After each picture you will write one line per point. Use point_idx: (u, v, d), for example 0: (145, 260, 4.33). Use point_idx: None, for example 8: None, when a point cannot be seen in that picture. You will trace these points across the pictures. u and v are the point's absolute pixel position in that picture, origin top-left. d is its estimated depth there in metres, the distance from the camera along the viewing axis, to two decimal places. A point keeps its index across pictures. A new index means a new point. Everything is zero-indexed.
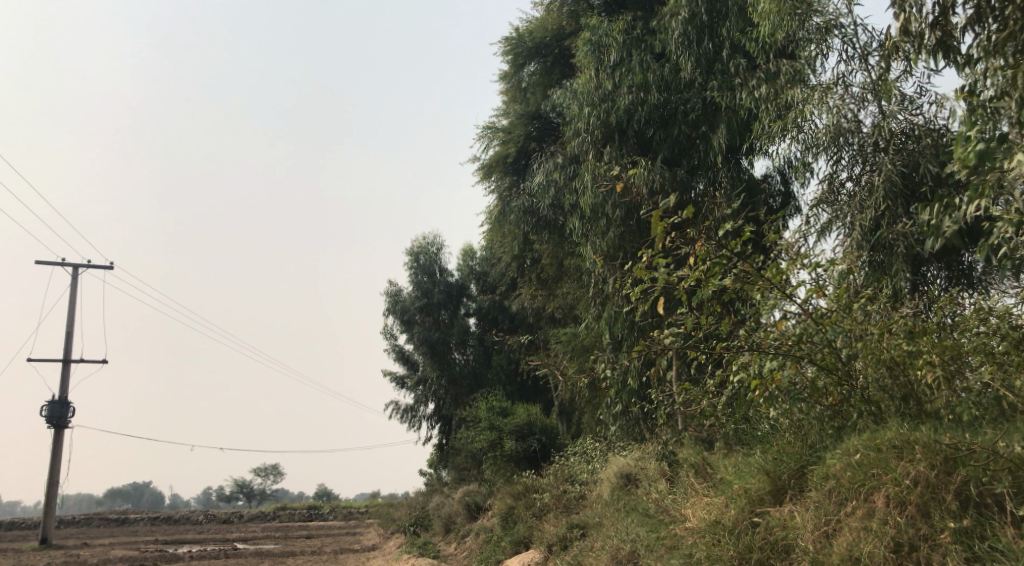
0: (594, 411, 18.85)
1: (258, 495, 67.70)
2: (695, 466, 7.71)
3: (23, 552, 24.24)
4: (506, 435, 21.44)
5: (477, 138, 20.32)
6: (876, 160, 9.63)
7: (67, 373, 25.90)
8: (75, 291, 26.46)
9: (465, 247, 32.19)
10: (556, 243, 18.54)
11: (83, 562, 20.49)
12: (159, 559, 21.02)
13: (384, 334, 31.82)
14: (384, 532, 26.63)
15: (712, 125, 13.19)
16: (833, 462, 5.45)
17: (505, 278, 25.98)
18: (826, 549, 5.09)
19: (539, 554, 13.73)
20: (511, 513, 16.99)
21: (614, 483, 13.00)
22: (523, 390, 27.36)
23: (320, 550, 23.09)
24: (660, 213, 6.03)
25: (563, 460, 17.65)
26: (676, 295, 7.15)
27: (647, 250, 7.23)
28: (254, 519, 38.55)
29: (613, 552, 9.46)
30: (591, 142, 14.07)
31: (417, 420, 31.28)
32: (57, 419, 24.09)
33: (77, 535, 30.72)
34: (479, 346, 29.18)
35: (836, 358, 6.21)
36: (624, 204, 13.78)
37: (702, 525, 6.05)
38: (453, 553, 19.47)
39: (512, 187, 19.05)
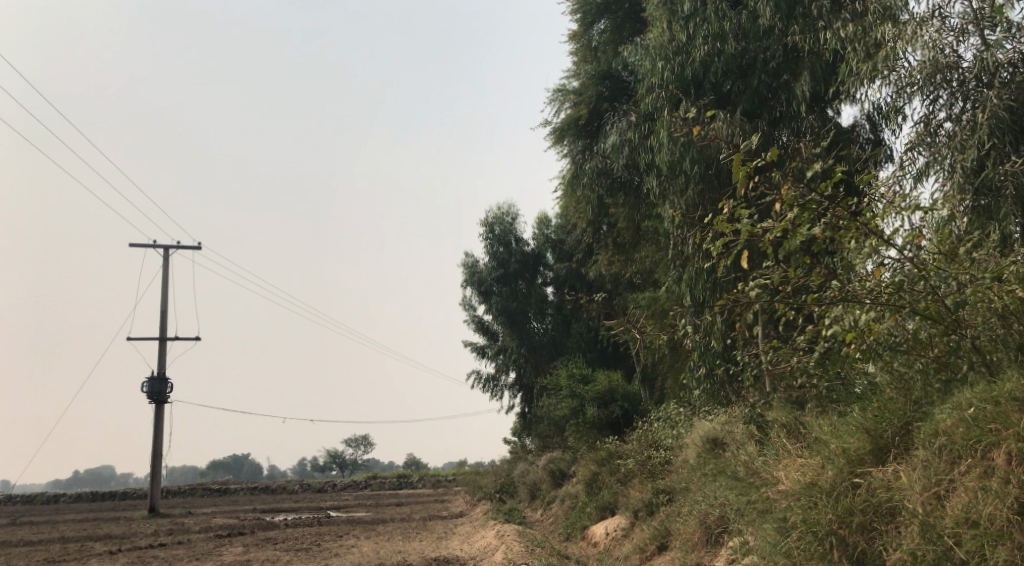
0: (677, 376, 18.40)
1: (349, 465, 69.51)
2: (788, 427, 7.35)
3: (131, 520, 25.36)
4: (588, 402, 21.21)
5: (548, 102, 19.98)
6: (979, 96, 8.89)
7: (164, 351, 26.84)
8: (167, 271, 27.32)
9: (541, 215, 31.86)
10: (632, 205, 18.07)
11: (185, 530, 21.25)
12: (256, 527, 21.63)
13: (463, 305, 31.95)
14: (470, 500, 26.86)
15: (794, 73, 12.63)
16: (943, 419, 5.02)
17: (581, 245, 25.55)
18: (938, 512, 4.68)
19: (626, 520, 13.49)
20: (595, 479, 16.81)
21: (700, 447, 12.64)
22: (604, 356, 26.96)
23: (408, 518, 23.38)
24: (742, 157, 5.58)
25: (647, 425, 17.31)
26: (760, 248, 6.71)
27: (728, 201, 6.79)
28: (346, 488, 39.52)
29: (703, 518, 9.16)
30: (665, 98, 13.47)
31: (499, 389, 31.41)
32: (157, 394, 25.01)
33: (182, 505, 31.99)
34: (558, 315, 28.71)
35: (941, 307, 5.67)
36: (703, 159, 13.16)
37: (796, 488, 5.66)
38: (539, 519, 19.44)
39: (585, 151, 18.60)
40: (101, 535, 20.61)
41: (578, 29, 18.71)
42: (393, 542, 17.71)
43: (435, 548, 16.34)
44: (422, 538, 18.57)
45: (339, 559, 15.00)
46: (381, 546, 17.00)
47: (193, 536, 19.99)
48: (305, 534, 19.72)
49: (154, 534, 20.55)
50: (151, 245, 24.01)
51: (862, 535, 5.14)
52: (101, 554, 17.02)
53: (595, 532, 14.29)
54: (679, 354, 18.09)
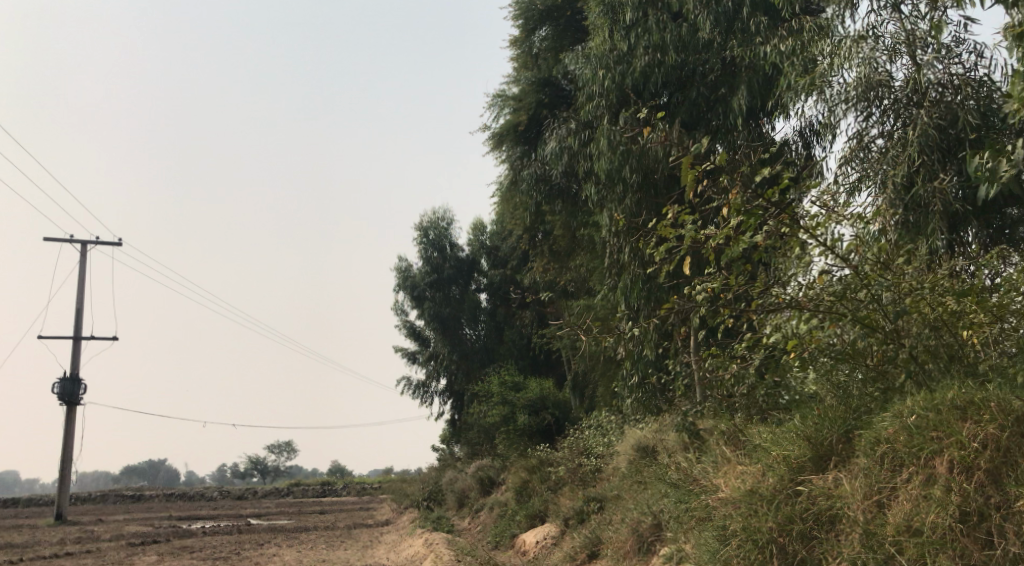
0: (608, 383, 18.42)
1: (273, 470, 68.08)
2: (727, 434, 7.37)
3: (39, 528, 24.19)
4: (519, 409, 21.06)
5: (487, 107, 19.87)
6: (910, 115, 9.08)
7: (79, 351, 25.74)
8: (84, 267, 26.22)
9: (476, 221, 31.68)
10: (569, 212, 18.05)
11: (96, 538, 20.33)
12: (172, 534, 20.85)
13: (395, 310, 31.53)
14: (396, 508, 26.45)
15: (731, 87, 12.75)
16: (884, 427, 5.07)
17: (516, 252, 25.51)
18: (879, 520, 4.71)
19: (556, 528, 13.41)
20: (525, 487, 16.71)
21: (632, 455, 12.65)
22: (535, 364, 26.87)
23: (333, 525, 22.86)
24: (691, 160, 5.56)
25: (578, 433, 17.29)
26: (703, 254, 6.72)
27: (673, 207, 6.85)
28: (269, 495, 38.57)
29: (635, 525, 9.13)
30: (606, 107, 13.60)
31: (429, 395, 31.10)
32: (69, 395, 23.93)
33: (94, 512, 30.70)
34: (491, 322, 28.74)
35: (881, 316, 5.73)
36: (641, 169, 13.20)
37: (737, 495, 5.65)
38: (468, 527, 19.23)
39: (522, 157, 18.55)
40: (3, 544, 19.56)
41: (519, 36, 18.63)
42: (317, 550, 17.26)
43: (361, 556, 15.98)
44: (346, 546, 18.16)
45: None
46: (303, 554, 16.53)
47: (105, 544, 19.13)
48: (224, 542, 19.07)
49: (62, 542, 19.60)
50: (67, 240, 23.02)
51: (802, 543, 5.13)
52: (2, 563, 16.12)
53: (524, 540, 14.16)
54: (612, 363, 18.13)
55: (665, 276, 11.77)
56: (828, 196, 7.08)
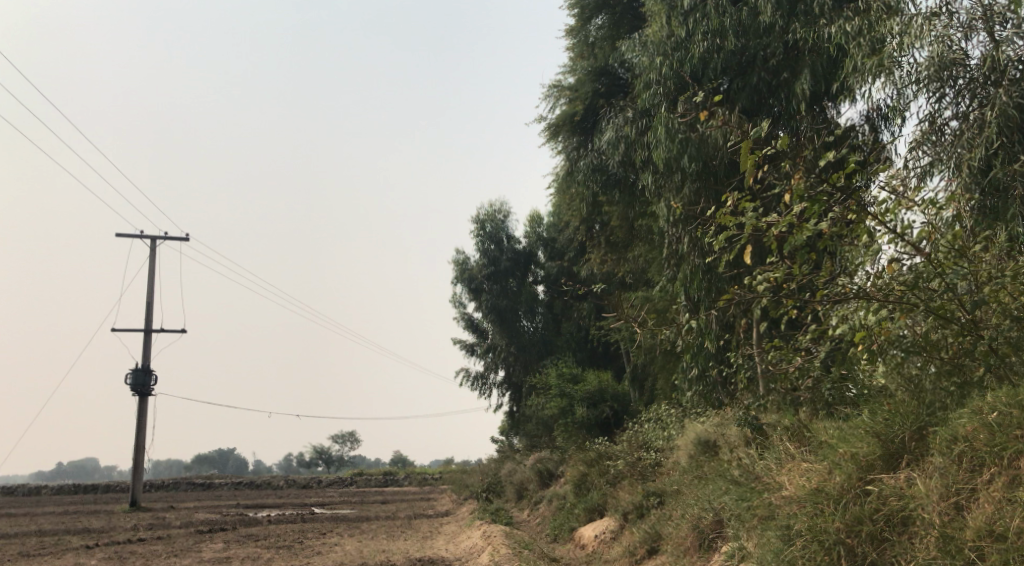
0: (668, 376, 18.12)
1: (336, 460, 69.24)
2: (792, 429, 7.11)
3: (114, 514, 24.97)
4: (577, 401, 20.89)
5: (543, 98, 19.70)
6: (987, 95, 8.64)
7: (148, 343, 26.43)
8: (154, 261, 26.91)
9: (533, 213, 31.56)
10: (627, 202, 17.77)
11: (166, 525, 20.85)
12: (238, 522, 21.26)
13: (453, 302, 31.64)
14: (456, 498, 26.57)
15: (794, 71, 12.36)
16: (962, 425, 4.82)
17: (573, 244, 25.29)
18: (957, 523, 4.45)
19: (615, 523, 13.22)
20: (584, 480, 16.55)
21: (692, 450, 12.40)
22: (593, 356, 26.62)
23: (393, 516, 23.06)
24: (751, 144, 5.29)
25: (637, 426, 17.04)
26: (765, 243, 6.47)
27: (733, 194, 6.63)
28: (333, 484, 39.21)
29: (696, 521, 8.92)
30: (663, 94, 13.28)
31: (488, 387, 31.12)
32: (140, 386, 24.61)
33: (165, 499, 31.58)
34: (548, 314, 28.55)
35: (957, 306, 5.40)
36: (701, 157, 12.88)
37: (801, 494, 5.41)
38: (527, 519, 19.17)
39: (579, 147, 18.32)
40: (79, 530, 20.19)
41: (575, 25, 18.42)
42: (377, 541, 17.38)
43: (421, 547, 16.05)
44: (407, 536, 18.26)
45: (322, 557, 14.66)
46: (364, 544, 16.66)
47: (174, 531, 19.59)
48: (288, 531, 19.35)
49: (133, 528, 20.15)
50: (137, 236, 23.58)
51: (871, 545, 4.88)
52: (77, 548, 16.62)
53: (583, 534, 14.01)
54: (671, 355, 17.82)
55: (727, 266, 11.47)
56: (898, 179, 6.72)
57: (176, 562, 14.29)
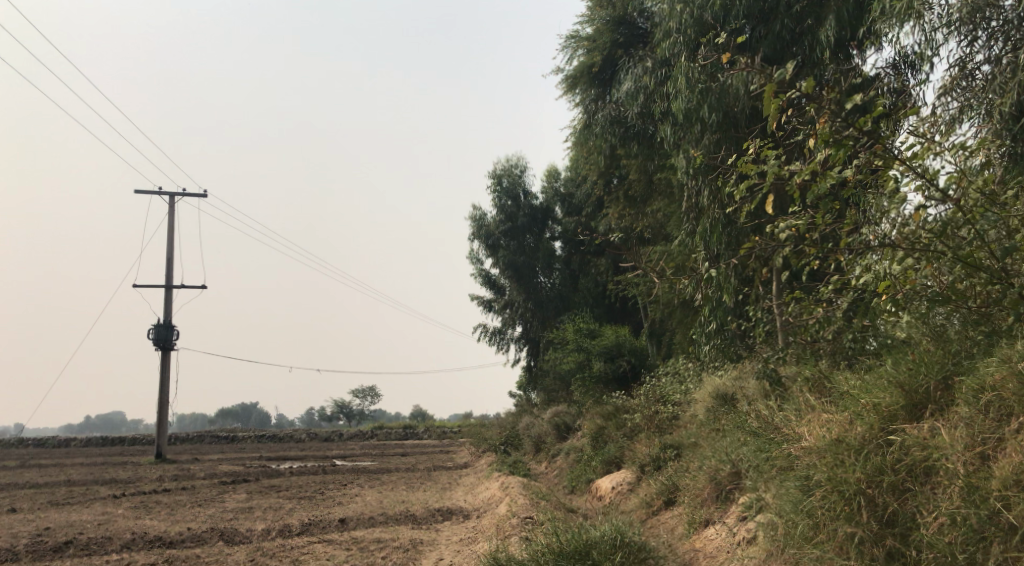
0: (686, 330, 18.01)
1: (356, 415, 70.09)
2: (811, 380, 7.02)
3: (139, 465, 25.42)
4: (595, 356, 20.89)
5: (560, 49, 19.35)
6: (1021, 38, 8.35)
7: (170, 298, 26.63)
8: (173, 217, 26.96)
9: (550, 168, 31.25)
10: (646, 154, 17.52)
11: (191, 477, 21.20)
12: (260, 474, 21.58)
13: (470, 258, 31.56)
14: (475, 451, 26.82)
15: (819, 18, 12.03)
16: (990, 373, 4.74)
17: (591, 199, 25.06)
18: (981, 474, 4.43)
19: (632, 475, 13.25)
20: (601, 433, 16.58)
21: (709, 403, 12.37)
22: (611, 312, 26.50)
23: (413, 468, 23.32)
24: (774, 88, 5.12)
25: (654, 380, 17.01)
26: (788, 191, 6.31)
27: (755, 141, 6.49)
28: (353, 438, 39.69)
29: (713, 474, 8.93)
30: (683, 43, 13.00)
31: (505, 342, 31.18)
32: (163, 340, 24.84)
33: (189, 451, 32.05)
34: (566, 270, 28.48)
35: (985, 254, 5.25)
36: (722, 107, 12.64)
37: (821, 444, 5.32)
38: (544, 472, 19.32)
39: (597, 100, 18.06)
40: (105, 480, 20.54)
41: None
42: (397, 492, 17.58)
43: (440, 498, 16.21)
44: (426, 488, 18.46)
45: (343, 508, 14.85)
46: (384, 495, 16.84)
47: (198, 482, 19.90)
48: (309, 482, 19.61)
49: (158, 479, 20.49)
50: (155, 192, 23.61)
51: (892, 496, 4.83)
52: (103, 497, 16.91)
53: (600, 486, 14.06)
54: (689, 309, 17.70)
55: (747, 217, 11.31)
56: (925, 123, 6.50)
57: (199, 512, 14.50)
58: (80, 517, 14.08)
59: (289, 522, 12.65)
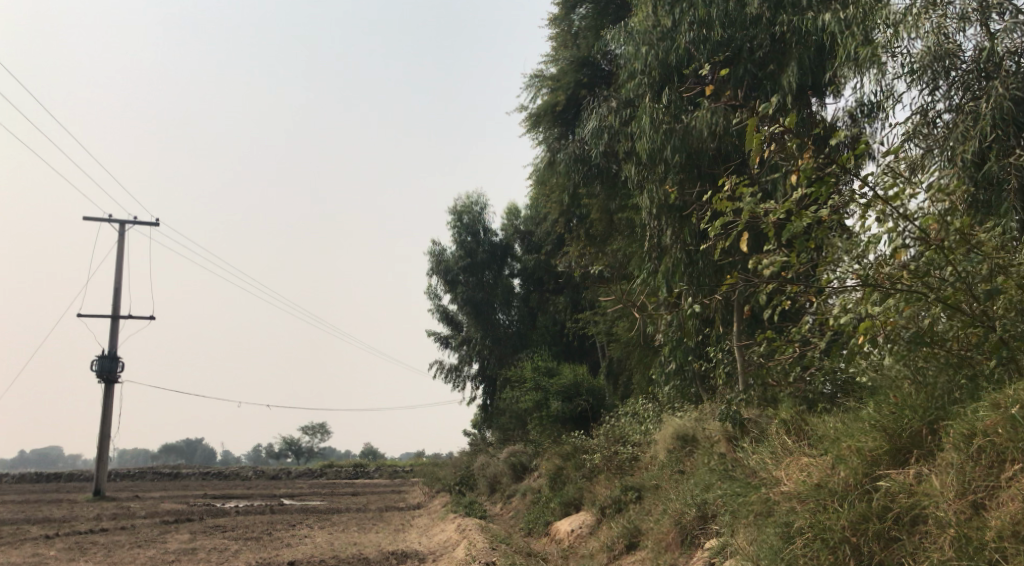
0: (645, 370, 17.84)
1: (307, 451, 68.56)
2: (789, 424, 7.02)
3: (78, 502, 24.34)
4: (552, 395, 20.52)
5: (524, 88, 19.44)
6: (981, 89, 8.43)
7: (117, 329, 25.83)
8: (124, 246, 26.27)
9: (511, 205, 31.23)
10: (608, 193, 17.50)
11: (132, 515, 20.33)
12: (205, 513, 20.80)
13: (428, 294, 31.26)
14: (428, 491, 26.23)
15: (781, 64, 12.14)
16: (979, 418, 4.67)
17: (551, 237, 24.99)
18: (976, 522, 4.31)
19: (592, 517, 12.97)
20: (560, 474, 16.29)
21: (671, 445, 12.20)
22: (569, 350, 26.21)
23: (365, 507, 22.71)
24: (755, 122, 5.04)
25: (613, 420, 16.78)
26: (763, 229, 6.25)
27: (730, 178, 6.43)
28: (302, 476, 38.70)
29: (678, 517, 8.71)
30: (648, 85, 13.10)
31: (461, 380, 30.79)
32: (108, 372, 24.01)
33: (131, 488, 30.90)
34: (524, 307, 28.25)
35: (967, 296, 5.20)
36: (684, 148, 12.54)
37: (802, 489, 5.37)
38: (500, 513, 18.93)
39: (560, 139, 18.08)
40: (39, 518, 19.59)
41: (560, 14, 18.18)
42: (348, 533, 17.02)
43: (393, 540, 15.71)
44: (378, 529, 17.91)
45: (292, 549, 14.27)
46: (335, 536, 16.30)
47: (139, 521, 19.07)
48: (256, 522, 18.90)
49: (97, 518, 19.59)
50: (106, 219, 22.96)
51: (878, 543, 4.78)
52: (37, 537, 16.08)
53: (559, 528, 13.75)
54: (649, 348, 17.55)
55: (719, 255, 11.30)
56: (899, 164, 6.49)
57: (140, 553, 13.84)
58: (11, 558, 13.33)
59: None
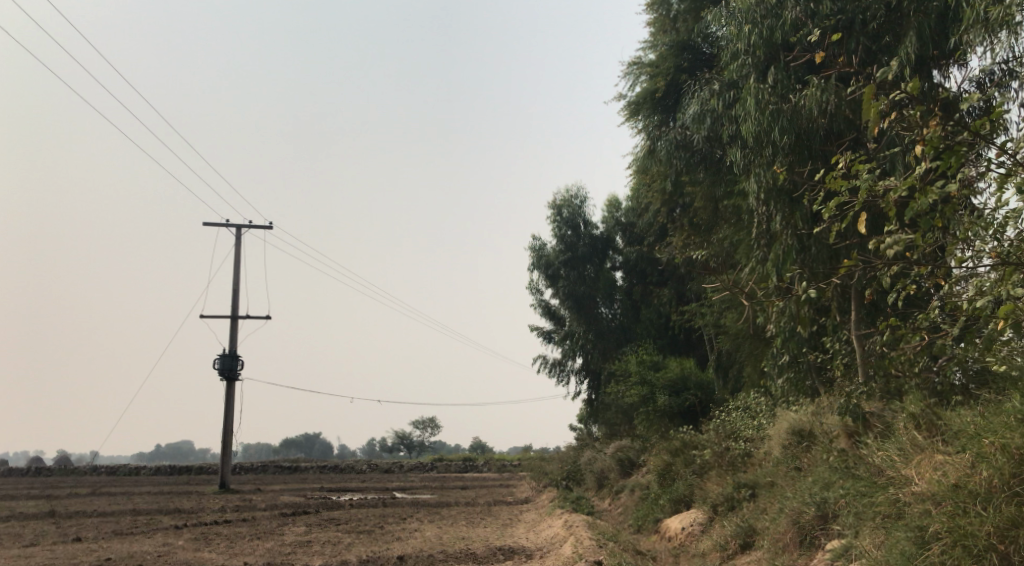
0: (756, 363, 17.14)
1: (417, 446, 69.83)
2: (920, 421, 6.52)
3: (204, 495, 25.47)
4: (659, 389, 19.98)
5: (622, 77, 19.06)
6: None
7: (236, 328, 26.86)
8: (239, 249, 27.26)
9: (612, 197, 30.80)
10: (712, 180, 16.93)
11: (253, 508, 21.06)
12: (320, 506, 21.36)
13: (530, 289, 31.21)
14: (536, 486, 26.18)
15: (897, 35, 11.38)
16: None
17: (653, 228, 24.45)
18: None
19: (703, 515, 12.55)
20: (669, 470, 15.86)
21: (785, 440, 11.67)
22: (675, 344, 25.51)
23: (473, 502, 22.85)
24: (874, 89, 4.54)
25: (723, 415, 16.19)
26: (884, 208, 5.78)
27: (844, 155, 5.99)
28: (413, 470, 39.37)
29: (795, 516, 8.28)
30: (752, 65, 12.57)
31: (566, 374, 30.58)
32: (228, 370, 24.98)
33: (253, 481, 32.11)
34: (627, 300, 27.82)
35: None
36: (794, 129, 11.93)
37: (938, 490, 5.03)
38: (608, 509, 18.65)
39: (660, 126, 17.61)
40: (168, 509, 20.58)
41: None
42: (457, 527, 17.09)
43: (501, 535, 15.67)
44: (486, 524, 17.91)
45: (402, 543, 14.41)
46: (444, 530, 16.41)
47: (259, 513, 19.73)
48: (368, 515, 19.25)
49: (220, 510, 20.40)
50: (223, 224, 23.85)
51: None
52: (166, 528, 16.84)
53: (669, 526, 13.38)
54: (760, 339, 16.84)
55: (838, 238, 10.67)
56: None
57: (258, 544, 14.26)
58: (141, 548, 13.96)
59: (348, 558, 12.30)
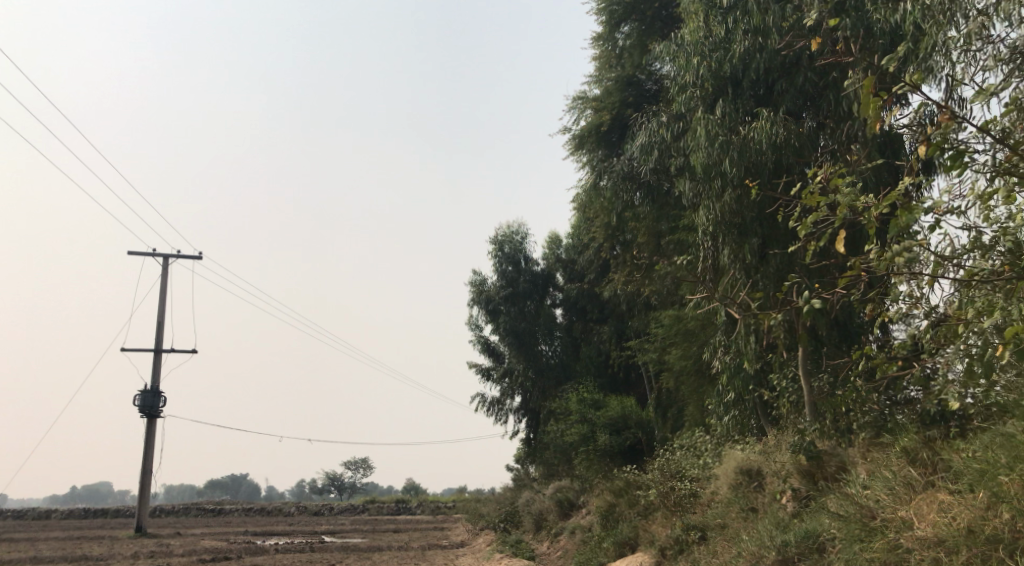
0: (699, 401, 16.69)
1: (349, 487, 67.80)
2: (919, 460, 6.11)
3: (119, 539, 23.81)
4: (600, 428, 19.32)
5: (566, 111, 18.71)
6: None
7: (159, 363, 25.42)
8: (165, 279, 25.96)
9: (552, 234, 30.35)
10: (657, 214, 16.53)
11: (168, 554, 19.62)
12: (243, 551, 20.03)
13: (469, 325, 30.44)
14: (472, 529, 25.18)
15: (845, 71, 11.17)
16: None
17: (595, 264, 24.02)
18: None
19: (650, 559, 11.90)
20: (612, 512, 15.19)
21: (736, 480, 11.14)
22: (614, 382, 24.97)
23: (407, 545, 21.78)
24: (875, 82, 4.09)
25: (667, 454, 15.58)
26: (867, 225, 5.31)
27: (823, 168, 5.51)
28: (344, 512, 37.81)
29: (754, 563, 7.69)
30: (700, 97, 12.25)
31: (504, 413, 29.78)
32: (149, 408, 23.52)
33: (173, 525, 30.29)
34: (568, 338, 27.28)
35: None
36: (743, 161, 11.54)
37: (955, 535, 4.69)
38: (548, 552, 17.85)
39: (605, 160, 17.22)
40: (75, 556, 19.00)
41: (602, 32, 17.40)
42: None
43: None
44: None
45: None
46: None
47: (175, 560, 18.37)
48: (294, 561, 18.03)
49: (132, 556, 18.89)
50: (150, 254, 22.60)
51: None
52: None
53: None
54: (704, 377, 16.42)
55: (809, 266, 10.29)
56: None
57: None
58: None
59: None
